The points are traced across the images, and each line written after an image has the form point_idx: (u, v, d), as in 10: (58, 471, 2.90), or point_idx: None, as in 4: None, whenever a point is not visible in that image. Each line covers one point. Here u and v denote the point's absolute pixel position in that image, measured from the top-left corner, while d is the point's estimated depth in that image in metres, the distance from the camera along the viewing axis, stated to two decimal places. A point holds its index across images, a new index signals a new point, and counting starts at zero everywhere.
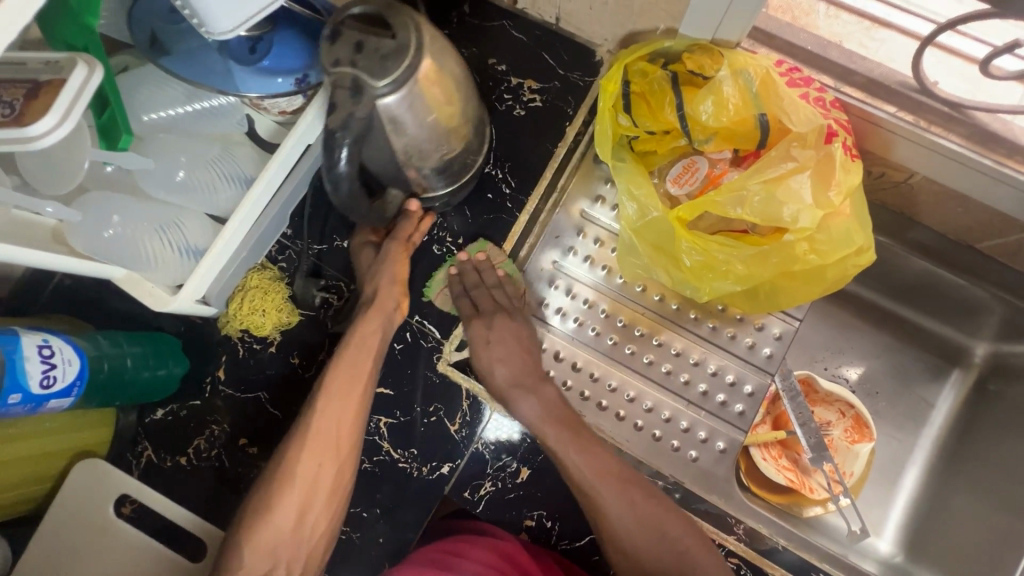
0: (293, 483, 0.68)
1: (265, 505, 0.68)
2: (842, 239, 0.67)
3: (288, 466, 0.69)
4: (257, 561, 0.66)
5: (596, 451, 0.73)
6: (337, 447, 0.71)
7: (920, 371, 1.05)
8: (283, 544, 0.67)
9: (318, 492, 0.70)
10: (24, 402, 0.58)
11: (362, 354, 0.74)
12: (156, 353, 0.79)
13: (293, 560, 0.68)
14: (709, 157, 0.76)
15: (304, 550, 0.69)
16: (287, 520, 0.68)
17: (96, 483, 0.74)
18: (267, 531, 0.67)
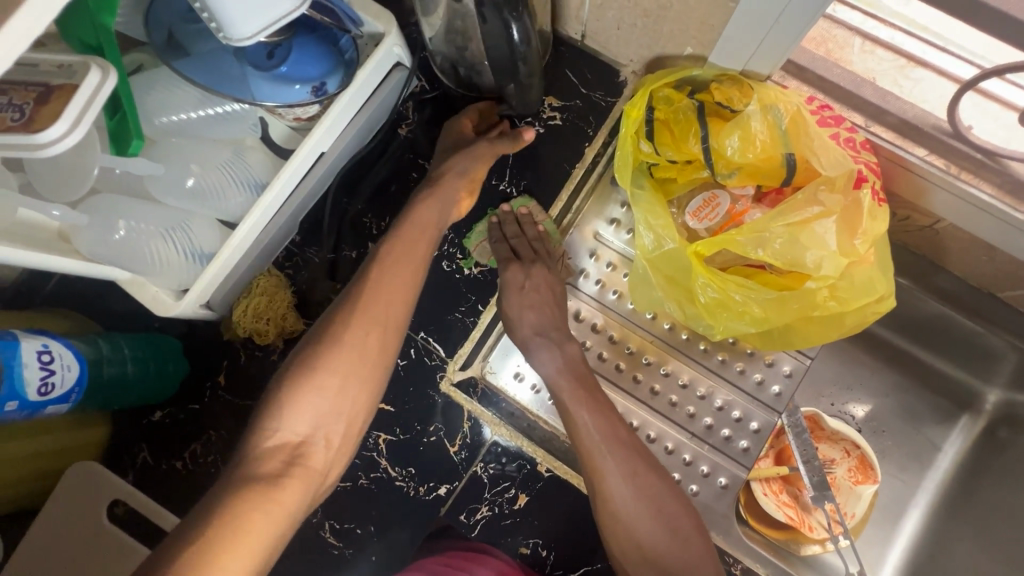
0: (342, 349, 0.64)
1: (310, 367, 0.62)
2: (864, 288, 0.65)
3: (335, 328, 0.64)
4: (295, 424, 0.60)
5: (609, 416, 0.73)
6: (387, 317, 0.67)
7: (929, 412, 1.03)
8: (324, 412, 0.62)
9: (364, 363, 0.65)
10: (21, 408, 0.57)
11: (417, 234, 0.73)
12: (157, 356, 0.77)
13: (330, 429, 0.62)
14: (731, 192, 0.72)
15: (340, 423, 0.63)
16: (330, 388, 0.62)
17: (92, 486, 0.73)
18: (310, 400, 0.61)
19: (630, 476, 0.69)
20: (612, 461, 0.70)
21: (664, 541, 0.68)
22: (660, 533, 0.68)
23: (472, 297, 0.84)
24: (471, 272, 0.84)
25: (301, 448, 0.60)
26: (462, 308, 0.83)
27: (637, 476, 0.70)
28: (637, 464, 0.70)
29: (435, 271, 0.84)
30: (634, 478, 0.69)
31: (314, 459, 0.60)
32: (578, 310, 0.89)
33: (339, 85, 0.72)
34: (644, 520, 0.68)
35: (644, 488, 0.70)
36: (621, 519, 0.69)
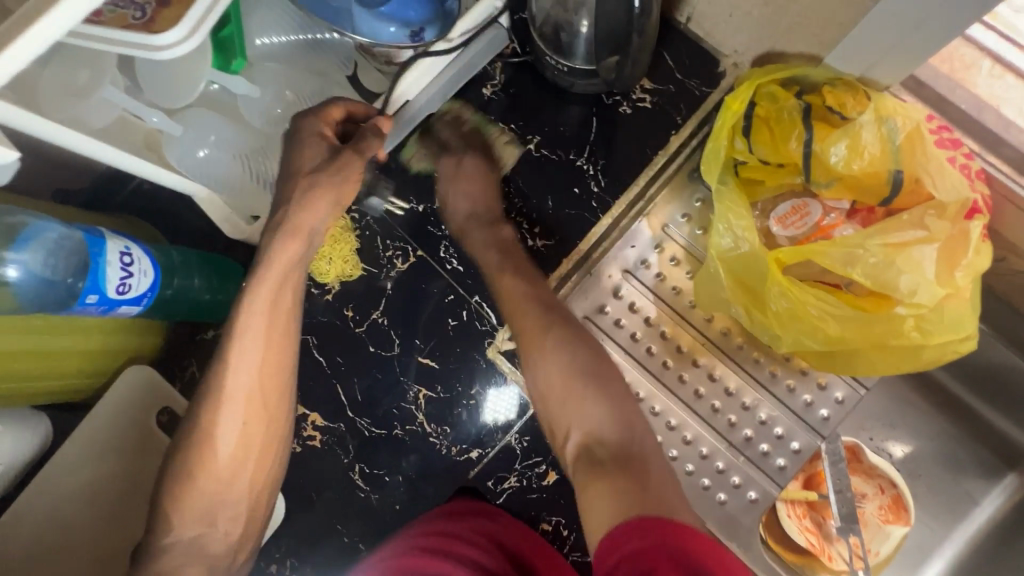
0: (224, 432, 0.61)
1: (194, 441, 0.61)
2: (954, 325, 0.61)
3: (215, 409, 0.61)
4: (189, 525, 0.61)
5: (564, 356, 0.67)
6: (274, 339, 0.62)
7: (970, 464, 1.01)
8: (216, 505, 0.62)
9: (262, 406, 0.63)
10: (99, 304, 0.58)
11: (275, 279, 0.61)
12: (221, 277, 0.80)
13: (202, 479, 0.61)
14: (824, 203, 0.69)
15: (233, 449, 0.62)
16: (216, 478, 0.62)
17: (147, 387, 0.77)
18: (203, 484, 0.61)
19: (583, 372, 0.66)
20: (547, 326, 0.70)
21: (625, 432, 0.62)
22: (616, 421, 0.63)
23: None
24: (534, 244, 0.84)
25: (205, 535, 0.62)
26: None
27: (591, 361, 0.67)
28: (593, 358, 0.67)
29: None
30: (581, 364, 0.67)
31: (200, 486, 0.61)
32: (627, 294, 0.87)
33: (437, 34, 0.70)
34: (593, 404, 0.64)
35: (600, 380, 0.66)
36: (568, 397, 0.65)
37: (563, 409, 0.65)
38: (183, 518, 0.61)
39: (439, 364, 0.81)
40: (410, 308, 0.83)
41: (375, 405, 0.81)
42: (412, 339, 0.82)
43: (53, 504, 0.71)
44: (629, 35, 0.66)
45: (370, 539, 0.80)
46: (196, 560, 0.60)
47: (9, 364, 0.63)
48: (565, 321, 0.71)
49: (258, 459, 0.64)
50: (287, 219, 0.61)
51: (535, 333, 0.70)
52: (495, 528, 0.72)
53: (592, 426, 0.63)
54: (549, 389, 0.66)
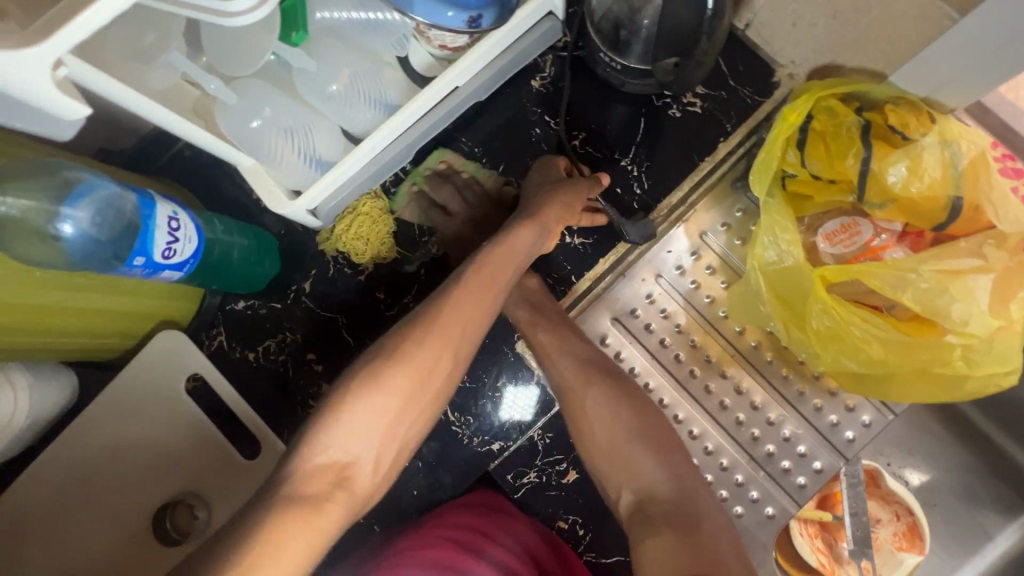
0: (411, 366, 0.59)
1: (374, 375, 0.58)
2: (1002, 357, 0.60)
3: (403, 357, 0.60)
4: (345, 445, 0.56)
5: (620, 411, 0.70)
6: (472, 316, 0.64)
7: (987, 499, 1.01)
8: (378, 437, 0.57)
9: (442, 363, 0.61)
10: (144, 267, 0.58)
11: (508, 259, 0.68)
12: (259, 250, 0.79)
13: (375, 397, 0.57)
14: (875, 223, 0.68)
15: (409, 377, 0.59)
16: (390, 406, 0.58)
17: (176, 350, 0.77)
18: (364, 418, 0.57)
19: (632, 427, 0.69)
20: (590, 380, 0.71)
21: (674, 490, 0.66)
22: (669, 476, 0.66)
23: (567, 267, 0.83)
24: (572, 242, 0.83)
25: (348, 469, 0.55)
26: (555, 275, 0.83)
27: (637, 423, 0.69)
28: (642, 418, 0.70)
29: None
30: (628, 423, 0.69)
31: (355, 409, 0.56)
32: (659, 299, 0.86)
33: (493, 21, 0.68)
34: (647, 459, 0.67)
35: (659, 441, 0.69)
36: (620, 446, 0.68)
37: (614, 467, 0.68)
38: (343, 433, 0.55)
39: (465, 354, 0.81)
40: None
41: None
42: None
43: (80, 458, 0.72)
44: (699, 35, 0.70)
45: (386, 522, 0.81)
46: (341, 493, 0.54)
47: (51, 319, 0.63)
48: (610, 372, 0.73)
49: (418, 416, 0.60)
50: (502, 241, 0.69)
51: (554, 342, 0.74)
52: (521, 536, 0.73)
53: (641, 484, 0.66)
54: (597, 447, 0.69)
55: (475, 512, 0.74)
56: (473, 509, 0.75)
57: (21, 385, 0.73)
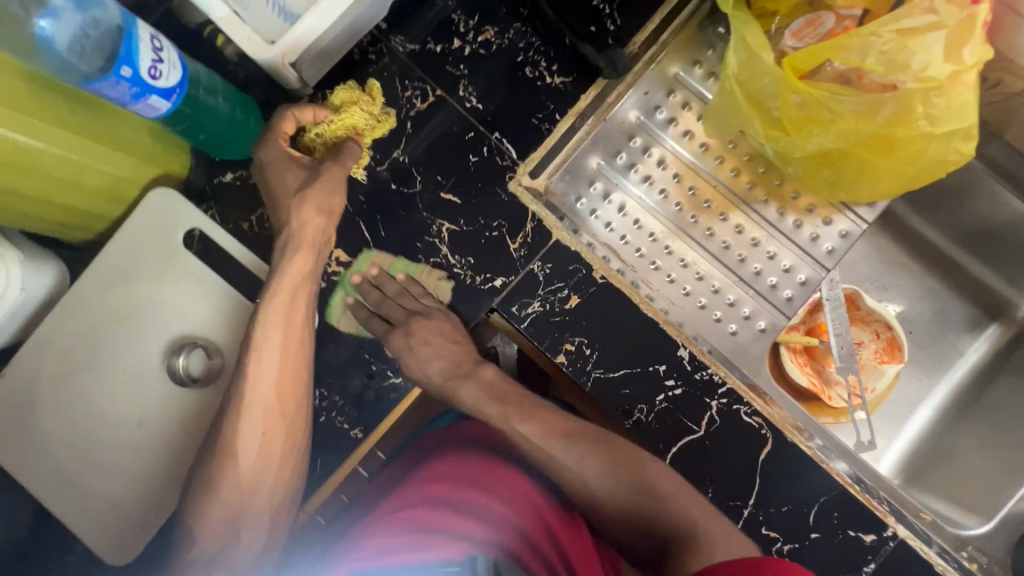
0: (246, 407, 0.68)
1: (205, 499, 0.66)
2: (961, 109, 0.65)
3: (227, 442, 0.67)
4: (212, 537, 0.65)
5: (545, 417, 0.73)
6: (292, 321, 0.71)
7: (955, 320, 1.08)
8: (235, 513, 0.66)
9: (274, 430, 0.69)
10: (132, 83, 0.58)
11: (288, 297, 0.72)
12: (243, 106, 0.79)
13: (216, 498, 0.66)
14: (838, 12, 0.71)
15: (249, 458, 0.68)
16: (243, 482, 0.67)
17: (172, 214, 0.75)
18: (225, 495, 0.66)
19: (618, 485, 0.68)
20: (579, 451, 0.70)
21: (613, 484, 0.68)
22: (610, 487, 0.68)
23: (550, 106, 0.84)
24: (552, 82, 0.84)
25: (223, 549, 0.65)
26: (540, 115, 0.84)
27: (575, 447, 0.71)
28: (629, 462, 0.69)
29: (516, 76, 0.84)
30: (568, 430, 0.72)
31: (214, 505, 0.66)
32: (642, 141, 0.90)
33: None
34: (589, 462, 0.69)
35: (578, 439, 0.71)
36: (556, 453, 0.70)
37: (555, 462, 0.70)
38: (205, 533, 0.65)
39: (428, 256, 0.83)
40: (433, 150, 0.84)
41: (398, 240, 0.83)
42: (433, 176, 0.84)
43: (83, 323, 0.72)
44: None
45: (395, 364, 0.81)
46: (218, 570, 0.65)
47: (40, 157, 0.62)
48: (615, 442, 0.71)
49: (274, 473, 0.69)
50: (294, 233, 0.73)
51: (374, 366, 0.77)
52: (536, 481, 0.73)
53: (593, 503, 0.69)
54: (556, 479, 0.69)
55: (468, 466, 0.72)
56: (464, 464, 0.72)
57: (12, 261, 0.70)
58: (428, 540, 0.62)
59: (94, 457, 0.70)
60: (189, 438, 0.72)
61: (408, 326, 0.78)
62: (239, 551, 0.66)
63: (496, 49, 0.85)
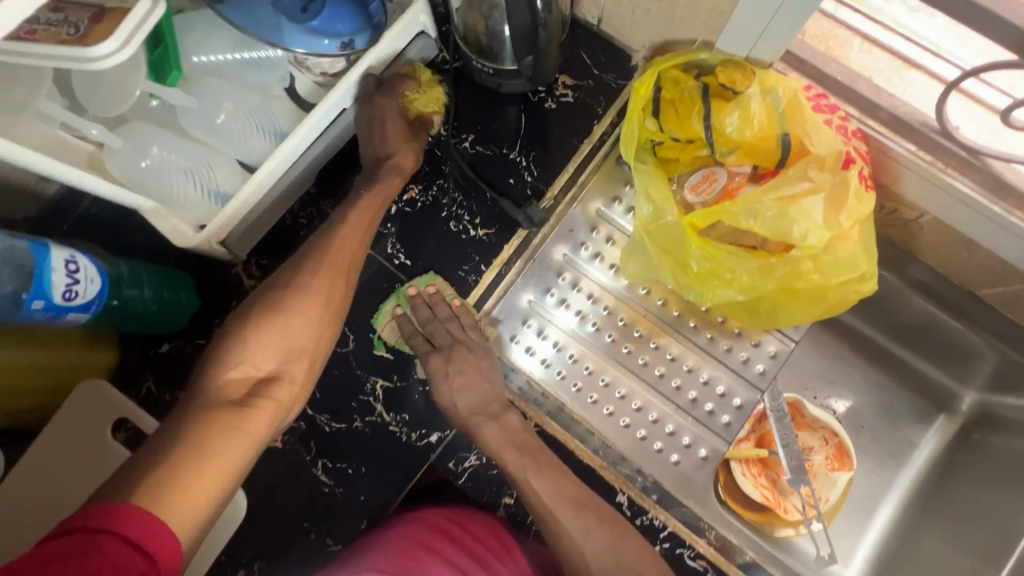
0: (320, 266, 0.73)
1: (260, 352, 0.66)
2: (847, 264, 0.69)
3: (295, 294, 0.71)
4: (260, 359, 0.66)
5: (556, 476, 0.76)
6: (360, 231, 0.78)
7: (905, 413, 1.08)
8: (287, 359, 0.68)
9: (335, 289, 0.73)
10: (46, 310, 0.60)
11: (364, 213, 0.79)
12: (171, 284, 0.81)
13: (280, 316, 0.68)
14: (729, 169, 0.77)
15: (313, 302, 0.71)
16: (301, 338, 0.70)
17: (100, 402, 0.74)
18: (278, 340, 0.68)
19: (617, 565, 0.72)
20: (588, 526, 0.73)
21: (613, 565, 0.72)
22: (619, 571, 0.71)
23: (475, 257, 0.88)
24: (476, 234, 0.88)
25: (266, 380, 0.66)
26: (466, 266, 0.88)
27: (615, 544, 0.73)
28: (618, 545, 0.73)
29: (443, 230, 0.88)
30: (573, 491, 0.76)
31: (281, 317, 0.68)
32: (570, 275, 0.93)
33: (368, 43, 0.75)
34: (594, 540, 0.73)
35: (585, 511, 0.75)
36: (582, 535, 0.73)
37: (586, 538, 0.73)
38: (256, 353, 0.66)
39: (409, 311, 0.85)
40: (364, 308, 0.86)
41: (334, 400, 0.83)
42: (365, 333, 0.85)
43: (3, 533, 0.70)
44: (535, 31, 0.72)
45: (336, 531, 0.81)
46: (261, 399, 0.63)
47: None
48: (599, 514, 0.75)
49: (318, 338, 0.71)
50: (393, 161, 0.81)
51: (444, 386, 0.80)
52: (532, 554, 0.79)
53: None
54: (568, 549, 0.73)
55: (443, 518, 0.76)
56: (442, 516, 0.77)
57: None
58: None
59: None
60: None
61: (448, 356, 0.81)
62: (280, 393, 0.65)
63: (421, 207, 0.88)
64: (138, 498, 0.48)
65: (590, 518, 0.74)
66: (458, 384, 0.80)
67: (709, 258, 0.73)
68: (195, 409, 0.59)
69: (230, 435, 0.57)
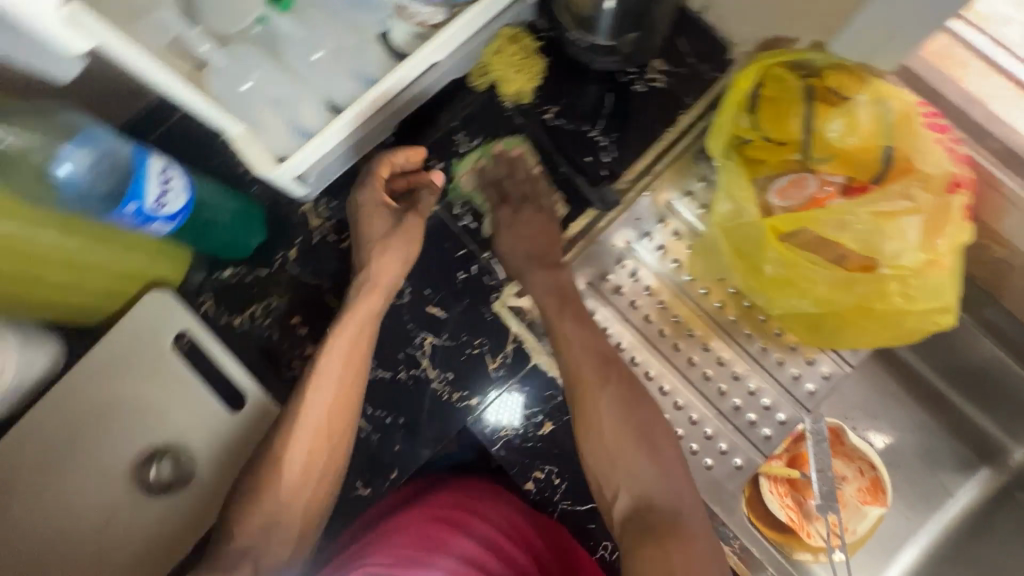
0: (333, 352, 0.74)
1: (252, 503, 0.66)
2: (934, 291, 0.67)
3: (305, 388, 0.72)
4: (258, 518, 0.66)
5: (594, 331, 0.79)
6: (354, 363, 0.75)
7: (948, 460, 1.04)
8: (291, 490, 0.68)
9: (346, 384, 0.73)
10: (136, 214, 0.63)
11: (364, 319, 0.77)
12: (246, 215, 0.84)
13: (279, 477, 0.68)
14: (821, 177, 0.74)
15: (316, 414, 0.71)
16: (301, 458, 0.69)
17: (166, 312, 0.77)
18: (289, 461, 0.68)
19: (627, 423, 0.71)
20: (605, 380, 0.74)
21: (626, 424, 0.71)
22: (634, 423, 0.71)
23: None
24: (545, 206, 0.87)
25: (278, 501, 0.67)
26: None
27: (640, 420, 0.72)
28: (636, 407, 0.72)
29: (512, 198, 0.88)
30: (600, 347, 0.77)
31: (289, 449, 0.69)
32: (630, 264, 0.92)
33: None
34: (608, 399, 0.73)
35: (609, 367, 0.76)
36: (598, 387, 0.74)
37: (599, 390, 0.74)
38: (243, 531, 0.65)
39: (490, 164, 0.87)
40: (424, 263, 0.86)
41: (382, 348, 0.84)
42: (422, 288, 0.86)
43: (65, 417, 0.74)
44: None
45: (367, 476, 0.82)
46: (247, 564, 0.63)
47: (41, 271, 0.66)
48: (624, 373, 0.76)
49: (313, 484, 0.70)
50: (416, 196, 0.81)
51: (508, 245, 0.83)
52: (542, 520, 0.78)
53: (596, 438, 0.71)
54: (585, 395, 0.73)
55: (439, 510, 0.74)
56: (437, 509, 0.74)
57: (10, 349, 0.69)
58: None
59: (59, 552, 0.72)
60: (155, 546, 0.74)
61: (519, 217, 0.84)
62: (266, 558, 0.65)
63: (495, 172, 0.88)
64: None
65: (612, 375, 0.74)
66: (525, 232, 0.83)
67: (788, 269, 0.71)
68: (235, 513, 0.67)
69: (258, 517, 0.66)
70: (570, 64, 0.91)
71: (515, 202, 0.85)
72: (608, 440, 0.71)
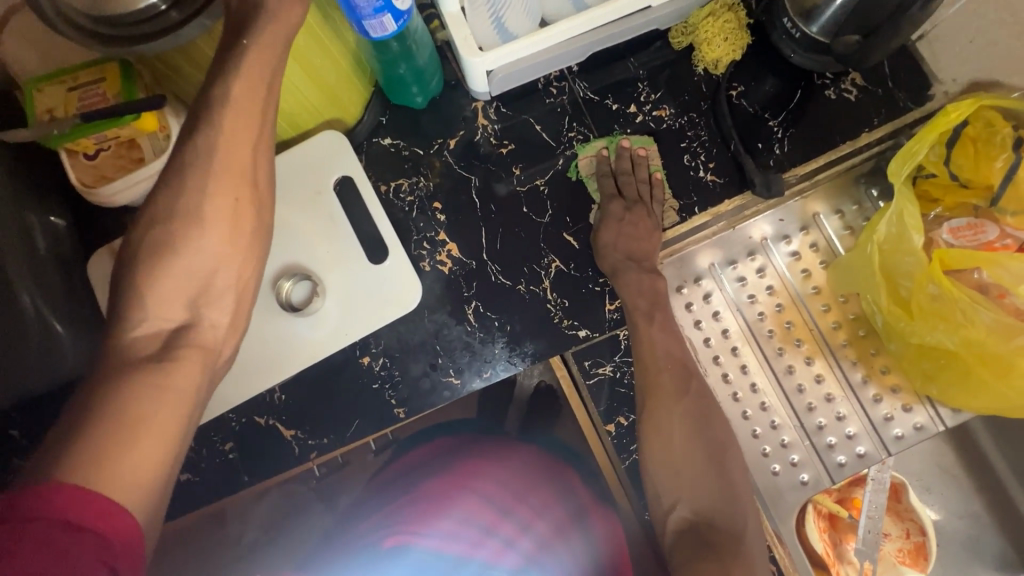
0: (236, 101, 0.53)
1: (168, 250, 0.51)
2: None
3: (207, 135, 0.52)
4: (164, 312, 0.51)
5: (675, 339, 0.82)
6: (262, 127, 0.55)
7: (993, 563, 0.93)
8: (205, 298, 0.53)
9: (251, 170, 0.55)
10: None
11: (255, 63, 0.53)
12: (429, 69, 0.85)
13: (176, 279, 0.51)
14: (1004, 228, 0.74)
15: (222, 223, 0.53)
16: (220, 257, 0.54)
17: (335, 154, 0.84)
18: (188, 263, 0.52)
19: (705, 437, 0.76)
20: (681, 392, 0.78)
21: (703, 440, 0.75)
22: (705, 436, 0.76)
23: (694, 198, 0.90)
24: (704, 176, 0.89)
25: (182, 329, 0.52)
26: (681, 202, 0.90)
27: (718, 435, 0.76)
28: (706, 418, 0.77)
29: (675, 160, 0.90)
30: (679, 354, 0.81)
31: (198, 239, 0.52)
32: (761, 260, 0.92)
33: None
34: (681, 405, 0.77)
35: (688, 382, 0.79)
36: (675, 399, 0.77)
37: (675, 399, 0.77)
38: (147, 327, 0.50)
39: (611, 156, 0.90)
40: (573, 192, 0.90)
41: (509, 256, 0.87)
42: (564, 215, 0.89)
43: None
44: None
45: (459, 367, 0.85)
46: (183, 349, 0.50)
47: None
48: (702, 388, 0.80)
49: (244, 259, 0.55)
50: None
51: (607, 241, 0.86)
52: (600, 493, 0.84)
53: (668, 440, 0.75)
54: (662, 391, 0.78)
55: (522, 480, 0.78)
56: (519, 477, 0.78)
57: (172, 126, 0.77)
58: (466, 518, 0.72)
59: None
60: (268, 354, 0.81)
61: (629, 207, 0.87)
62: (181, 386, 0.49)
63: (666, 129, 0.90)
64: (67, 471, 0.41)
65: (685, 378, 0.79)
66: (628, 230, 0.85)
67: (941, 301, 0.72)
68: (100, 388, 0.45)
69: (145, 389, 0.46)
70: (769, 51, 0.91)
71: (629, 200, 0.88)
72: (679, 441, 0.75)
